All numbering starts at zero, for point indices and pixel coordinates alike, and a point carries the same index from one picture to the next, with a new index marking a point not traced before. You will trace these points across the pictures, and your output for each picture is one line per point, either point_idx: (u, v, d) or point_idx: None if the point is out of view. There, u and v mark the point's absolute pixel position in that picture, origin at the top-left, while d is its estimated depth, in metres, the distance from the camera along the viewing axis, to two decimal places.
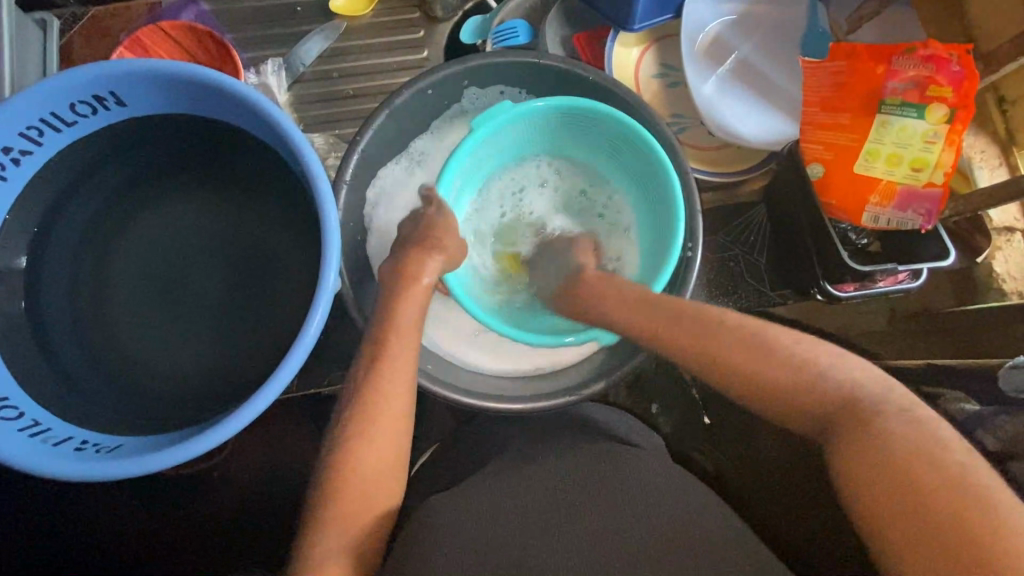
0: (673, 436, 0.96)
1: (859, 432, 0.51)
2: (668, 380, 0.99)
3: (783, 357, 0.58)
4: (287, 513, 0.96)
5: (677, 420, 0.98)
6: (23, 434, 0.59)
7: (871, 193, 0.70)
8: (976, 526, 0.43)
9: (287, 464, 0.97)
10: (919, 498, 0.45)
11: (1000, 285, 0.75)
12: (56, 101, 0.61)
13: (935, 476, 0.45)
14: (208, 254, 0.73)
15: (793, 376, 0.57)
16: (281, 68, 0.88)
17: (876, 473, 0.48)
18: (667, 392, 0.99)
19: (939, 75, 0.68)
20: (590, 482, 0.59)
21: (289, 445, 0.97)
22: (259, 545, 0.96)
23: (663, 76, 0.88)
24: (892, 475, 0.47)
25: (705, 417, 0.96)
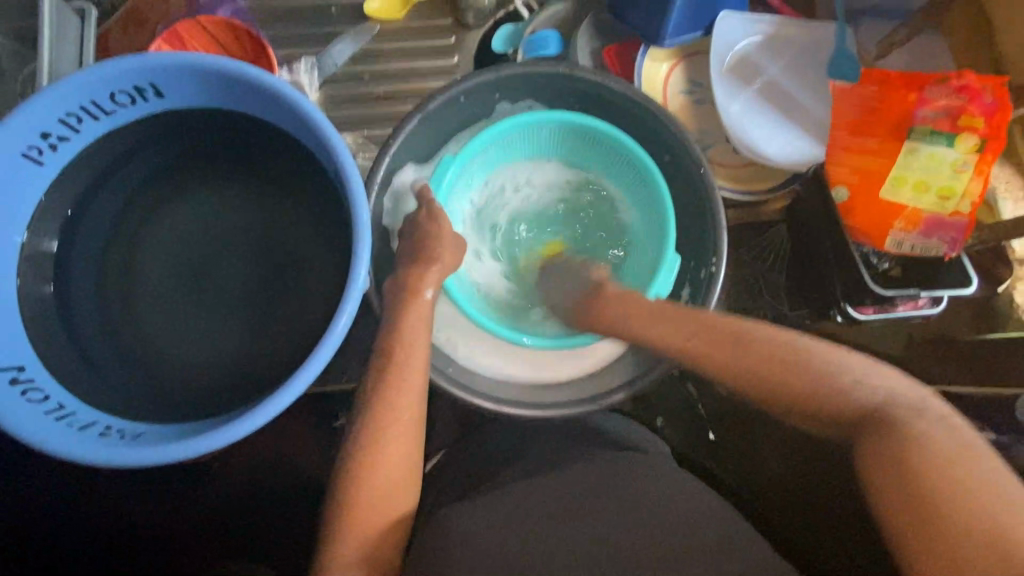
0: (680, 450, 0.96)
1: (883, 430, 0.53)
2: (673, 393, 0.99)
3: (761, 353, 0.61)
4: (296, 506, 0.97)
5: (685, 433, 0.98)
6: (49, 417, 0.59)
7: (896, 218, 0.71)
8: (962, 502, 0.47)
9: (298, 459, 0.98)
10: (924, 486, 0.49)
11: (1022, 314, 0.76)
12: (98, 89, 0.62)
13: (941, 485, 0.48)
14: (237, 246, 0.74)
15: (801, 378, 0.59)
16: (313, 67, 0.89)
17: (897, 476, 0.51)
18: (672, 405, 0.98)
19: (972, 105, 0.68)
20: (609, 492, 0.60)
21: (301, 439, 0.97)
22: (267, 537, 0.97)
23: (690, 92, 0.89)
24: (902, 467, 0.51)
25: (709, 433, 0.97)
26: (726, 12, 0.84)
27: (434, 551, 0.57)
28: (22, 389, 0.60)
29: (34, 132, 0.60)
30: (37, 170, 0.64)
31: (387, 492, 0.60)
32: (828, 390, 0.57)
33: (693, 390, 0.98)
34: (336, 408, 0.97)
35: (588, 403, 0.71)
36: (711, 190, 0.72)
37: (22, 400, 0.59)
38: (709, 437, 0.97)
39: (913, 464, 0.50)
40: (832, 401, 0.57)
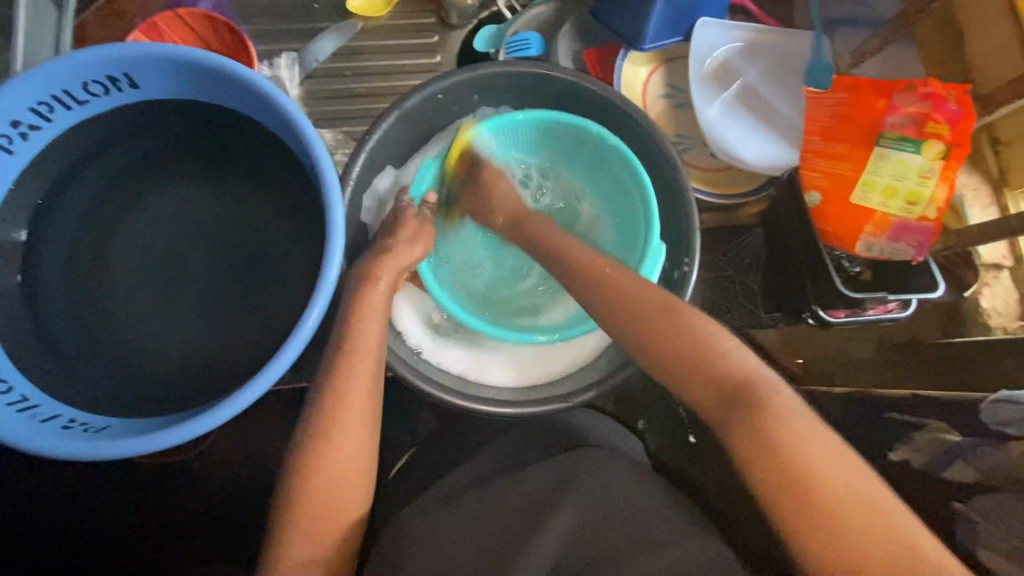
0: (658, 450, 0.96)
1: (764, 429, 0.52)
2: (654, 396, 1.00)
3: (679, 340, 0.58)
4: (270, 505, 0.96)
5: (661, 433, 0.99)
6: (11, 409, 0.58)
7: (865, 222, 0.72)
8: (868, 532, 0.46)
9: (273, 457, 0.97)
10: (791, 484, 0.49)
11: (986, 319, 0.78)
12: (69, 79, 0.61)
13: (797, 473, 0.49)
14: (210, 240, 0.73)
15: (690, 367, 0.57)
16: (294, 62, 0.89)
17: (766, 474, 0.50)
18: (653, 408, 1.00)
19: (937, 112, 0.70)
20: (578, 489, 0.60)
21: (277, 437, 0.97)
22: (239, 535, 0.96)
23: (669, 97, 0.90)
24: (793, 477, 0.49)
25: (689, 437, 0.97)
26: (705, 18, 0.85)
27: (400, 547, 0.57)
28: None
29: (2, 120, 0.60)
30: (6, 158, 0.63)
31: (355, 488, 0.60)
32: (739, 383, 0.54)
33: (673, 394, 1.00)
34: None
35: (560, 402, 0.71)
36: (685, 191, 0.73)
37: None
38: (688, 440, 0.97)
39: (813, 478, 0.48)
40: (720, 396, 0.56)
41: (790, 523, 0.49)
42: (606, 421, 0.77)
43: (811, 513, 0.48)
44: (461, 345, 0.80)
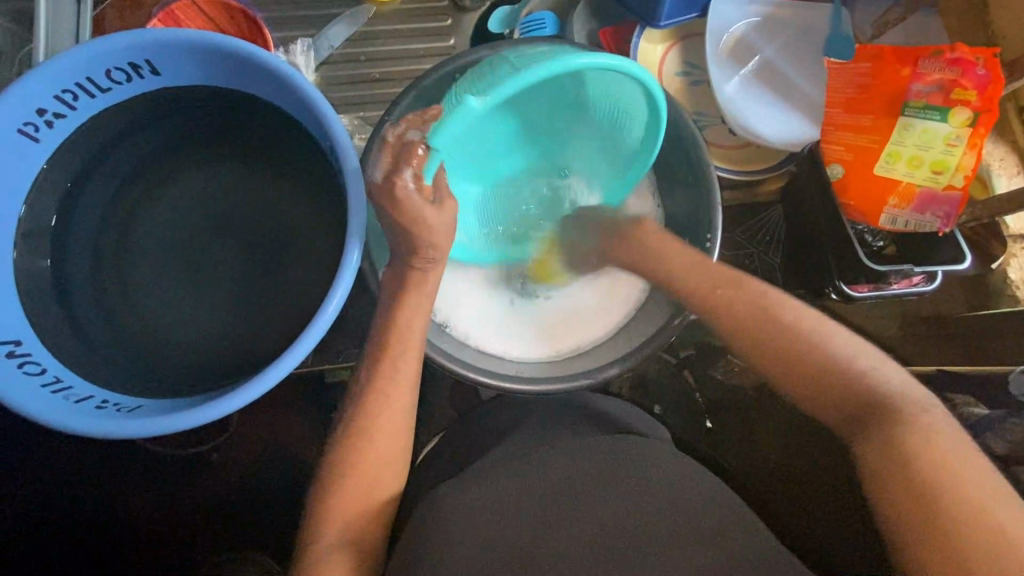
0: (679, 432, 0.97)
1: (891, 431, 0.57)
2: (670, 380, 1.01)
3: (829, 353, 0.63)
4: (296, 489, 0.98)
5: (682, 415, 0.99)
6: (46, 390, 0.60)
7: (889, 194, 0.71)
8: (957, 516, 0.50)
9: (299, 443, 0.99)
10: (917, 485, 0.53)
11: (1014, 292, 0.76)
12: (94, 66, 0.62)
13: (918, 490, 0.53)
14: (233, 225, 0.74)
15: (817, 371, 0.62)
16: (310, 48, 0.89)
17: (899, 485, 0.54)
18: (671, 393, 1.00)
19: (964, 78, 0.68)
20: (611, 473, 0.61)
21: (302, 422, 0.99)
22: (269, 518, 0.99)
23: (685, 74, 0.89)
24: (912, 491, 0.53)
25: (706, 421, 0.98)
26: None
27: (433, 523, 0.58)
28: (19, 362, 0.60)
29: (29, 107, 0.60)
30: (34, 146, 0.64)
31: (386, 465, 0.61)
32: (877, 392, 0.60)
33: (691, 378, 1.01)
34: (334, 392, 0.97)
35: (586, 378, 0.70)
36: (705, 166, 0.72)
37: (18, 372, 0.59)
38: (706, 425, 0.98)
39: (909, 464, 0.54)
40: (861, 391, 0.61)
41: (905, 513, 0.53)
42: (627, 405, 0.80)
43: (928, 501, 0.52)
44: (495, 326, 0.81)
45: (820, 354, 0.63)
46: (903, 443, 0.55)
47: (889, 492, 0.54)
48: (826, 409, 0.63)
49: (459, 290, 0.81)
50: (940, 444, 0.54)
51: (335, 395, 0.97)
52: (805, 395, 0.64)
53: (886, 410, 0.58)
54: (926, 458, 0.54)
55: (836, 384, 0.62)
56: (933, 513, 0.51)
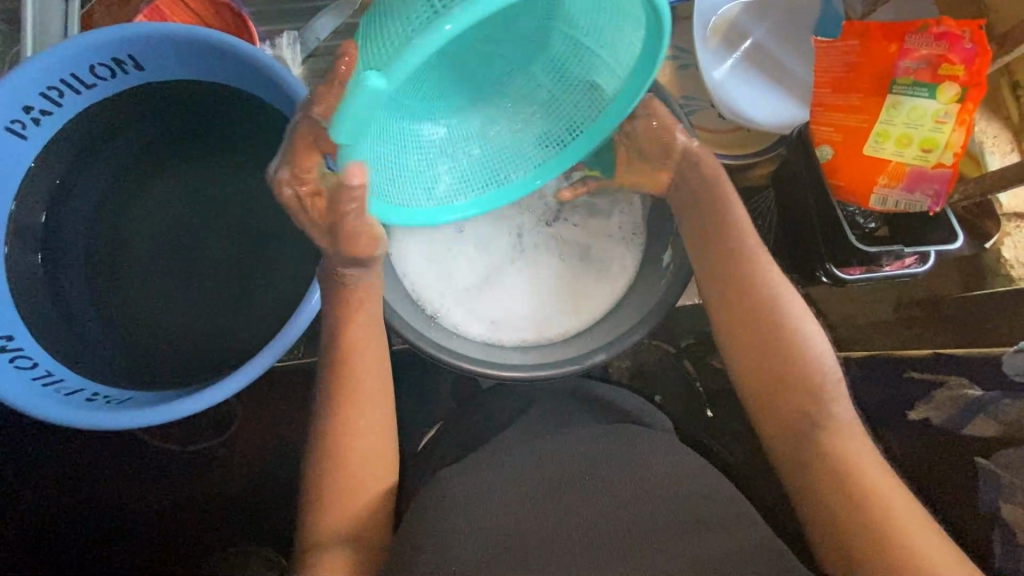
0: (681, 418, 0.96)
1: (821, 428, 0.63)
2: (673, 370, 1.01)
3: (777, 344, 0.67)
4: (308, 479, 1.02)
5: (687, 397, 0.99)
6: (36, 382, 0.60)
7: (879, 174, 0.70)
8: (888, 526, 0.57)
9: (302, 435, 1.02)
10: (850, 484, 0.60)
11: (1010, 271, 0.75)
12: (78, 62, 0.62)
13: (852, 488, 0.60)
14: (221, 216, 0.74)
15: (772, 351, 0.67)
16: (295, 41, 0.89)
17: (833, 486, 0.61)
18: (670, 385, 0.99)
19: (952, 53, 0.67)
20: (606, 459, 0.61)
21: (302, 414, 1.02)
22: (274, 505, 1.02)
23: (675, 58, 0.88)
24: (845, 484, 0.60)
25: (709, 411, 0.97)
26: None
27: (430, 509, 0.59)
28: (11, 356, 0.61)
29: (15, 105, 0.61)
30: (21, 143, 0.64)
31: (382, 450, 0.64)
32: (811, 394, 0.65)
33: (691, 367, 1.01)
34: None
35: (572, 364, 0.69)
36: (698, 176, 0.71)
37: (10, 366, 0.60)
38: (709, 414, 0.97)
39: (843, 462, 0.61)
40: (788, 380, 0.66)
41: (837, 500, 0.60)
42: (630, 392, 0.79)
43: (853, 498, 0.59)
44: (462, 298, 0.78)
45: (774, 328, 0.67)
46: (845, 456, 0.62)
47: (834, 494, 0.60)
48: (769, 398, 0.66)
49: (434, 254, 0.78)
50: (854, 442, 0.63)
51: None
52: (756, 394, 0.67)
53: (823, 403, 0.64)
54: (859, 466, 0.61)
55: (789, 380, 0.66)
56: (860, 505, 0.59)
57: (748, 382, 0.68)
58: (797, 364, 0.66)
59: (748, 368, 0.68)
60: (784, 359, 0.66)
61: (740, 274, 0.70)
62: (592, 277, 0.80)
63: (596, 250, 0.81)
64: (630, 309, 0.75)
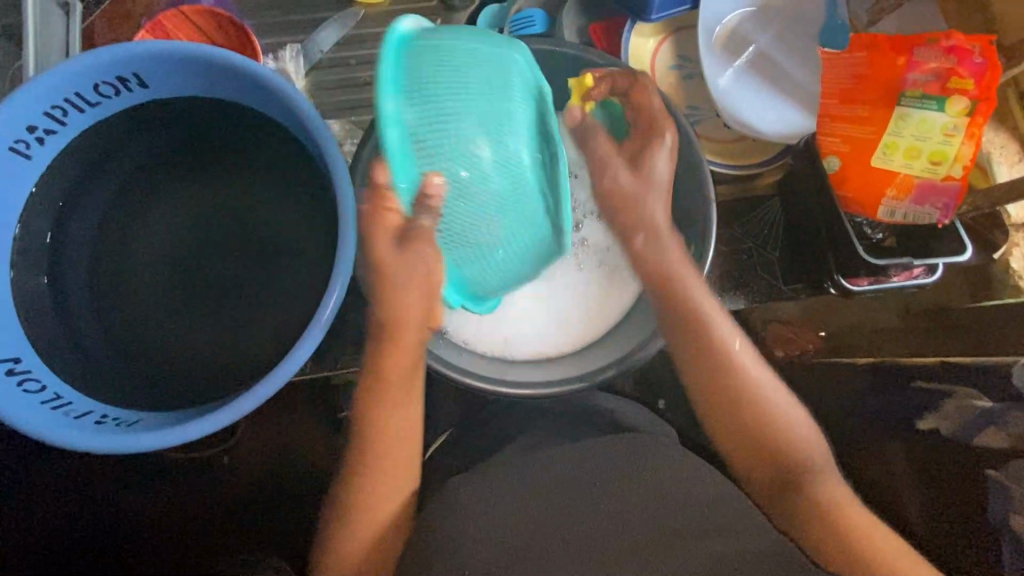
0: (687, 426, 0.97)
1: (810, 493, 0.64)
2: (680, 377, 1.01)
3: (749, 410, 0.67)
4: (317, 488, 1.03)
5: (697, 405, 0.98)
6: (46, 406, 0.60)
7: (887, 186, 0.69)
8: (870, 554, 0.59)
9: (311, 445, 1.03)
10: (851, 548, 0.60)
11: (1017, 282, 0.75)
12: (82, 81, 0.61)
13: (857, 549, 0.60)
14: (227, 232, 0.74)
15: (748, 420, 0.67)
16: (299, 54, 0.89)
17: (839, 551, 0.60)
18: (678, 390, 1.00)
19: (961, 67, 0.66)
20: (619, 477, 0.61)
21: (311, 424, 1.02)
22: (285, 511, 1.03)
23: (679, 68, 0.87)
24: (849, 548, 0.60)
25: None
26: None
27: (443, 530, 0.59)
28: (19, 380, 0.61)
29: (19, 124, 0.60)
30: (26, 162, 0.64)
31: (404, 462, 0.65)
32: (794, 458, 0.66)
33: None
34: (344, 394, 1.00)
35: (578, 381, 0.70)
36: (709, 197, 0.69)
37: (19, 390, 0.59)
38: None
39: (838, 519, 0.62)
40: (769, 443, 0.67)
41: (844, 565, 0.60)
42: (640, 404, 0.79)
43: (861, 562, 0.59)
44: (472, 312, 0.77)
45: (740, 394, 0.67)
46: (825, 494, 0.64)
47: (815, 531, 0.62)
48: (754, 465, 0.67)
49: None
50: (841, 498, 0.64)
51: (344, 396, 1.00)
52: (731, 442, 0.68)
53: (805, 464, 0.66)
54: (856, 528, 0.61)
55: (767, 444, 0.67)
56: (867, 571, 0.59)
57: (722, 433, 0.69)
58: (771, 427, 0.67)
59: (728, 438, 0.68)
60: (757, 423, 0.67)
61: (699, 332, 0.69)
62: (600, 278, 0.81)
63: (605, 251, 0.81)
64: (636, 324, 0.76)
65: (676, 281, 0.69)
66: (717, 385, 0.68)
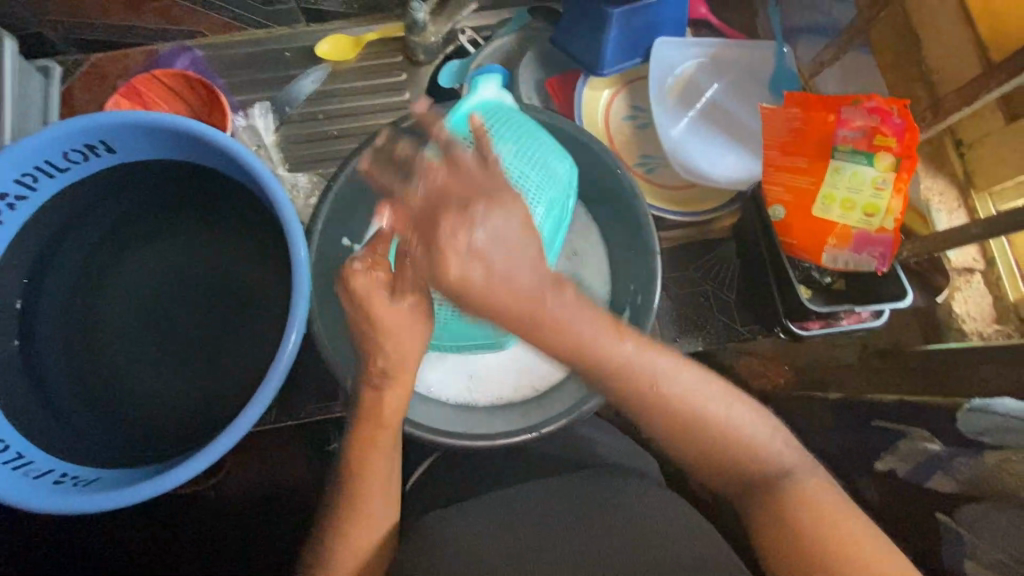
0: (665, 458, 0.98)
1: (780, 501, 0.53)
2: None
3: (713, 429, 0.56)
4: (297, 525, 1.03)
5: None
6: (6, 467, 0.61)
7: (827, 235, 0.71)
8: (837, 562, 0.50)
9: (290, 481, 1.04)
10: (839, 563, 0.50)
11: (960, 325, 0.77)
12: (49, 150, 0.64)
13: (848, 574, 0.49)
14: (196, 285, 0.77)
15: (711, 440, 0.56)
16: (268, 111, 0.93)
17: (818, 574, 0.50)
18: None
19: (884, 126, 0.69)
20: None
21: (290, 461, 1.03)
22: (259, 556, 1.04)
23: (633, 118, 0.91)
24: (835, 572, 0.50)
25: None
26: (663, 38, 0.86)
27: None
28: None
29: None
30: None
31: None
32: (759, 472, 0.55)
33: None
34: (320, 433, 1.01)
35: (526, 432, 0.70)
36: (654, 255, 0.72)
37: None
38: None
39: (829, 544, 0.50)
40: (734, 460, 0.56)
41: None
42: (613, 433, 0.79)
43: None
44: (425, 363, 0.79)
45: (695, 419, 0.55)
46: (793, 498, 0.53)
47: (743, 500, 0.56)
48: (720, 481, 0.58)
49: None
50: (819, 501, 0.53)
51: (320, 435, 1.01)
52: (674, 440, 0.56)
53: (771, 473, 0.55)
54: (849, 544, 0.50)
55: (742, 462, 0.56)
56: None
57: (646, 424, 0.57)
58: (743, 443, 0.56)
59: (687, 459, 0.58)
60: (733, 446, 0.56)
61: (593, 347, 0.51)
62: None
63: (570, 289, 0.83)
64: None
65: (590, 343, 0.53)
66: (675, 414, 0.55)
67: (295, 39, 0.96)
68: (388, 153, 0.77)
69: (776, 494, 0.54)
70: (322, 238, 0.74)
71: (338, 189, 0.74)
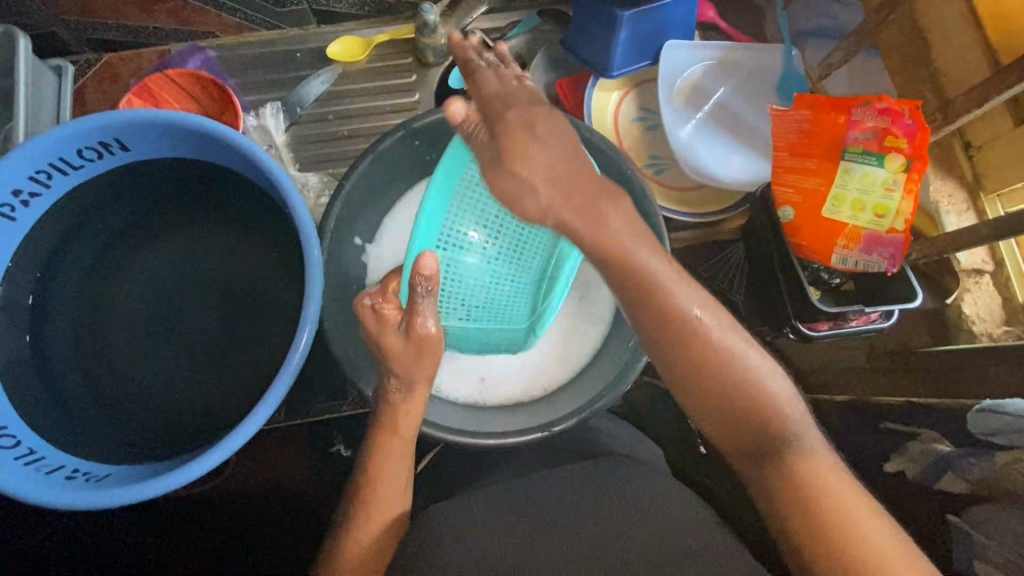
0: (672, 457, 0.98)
1: (790, 461, 0.55)
2: (665, 410, 1.01)
3: (736, 387, 0.56)
4: (304, 523, 1.04)
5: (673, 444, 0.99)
6: (19, 462, 0.61)
7: (838, 236, 0.72)
8: (837, 526, 0.52)
9: (296, 480, 1.04)
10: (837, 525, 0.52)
11: (970, 327, 0.77)
12: (64, 147, 0.64)
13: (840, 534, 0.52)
14: (207, 282, 0.77)
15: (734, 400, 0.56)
16: (279, 110, 0.93)
17: (814, 532, 0.53)
18: (664, 421, 1.01)
19: (894, 127, 0.70)
20: None
21: (297, 459, 1.03)
22: (265, 555, 1.03)
23: (642, 120, 0.91)
24: (835, 534, 0.52)
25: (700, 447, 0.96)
26: (673, 40, 0.87)
27: None
28: None
29: (5, 190, 0.63)
30: (10, 224, 0.66)
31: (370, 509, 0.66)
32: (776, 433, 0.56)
33: (683, 405, 1.00)
34: (327, 431, 1.02)
35: (538, 430, 0.70)
36: None
37: None
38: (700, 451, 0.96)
39: (826, 505, 0.53)
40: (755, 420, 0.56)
41: (816, 536, 0.52)
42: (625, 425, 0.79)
43: (845, 542, 0.51)
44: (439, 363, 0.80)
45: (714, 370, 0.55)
46: (801, 468, 0.55)
47: (754, 461, 0.57)
48: (729, 439, 0.58)
49: None
50: (824, 467, 0.55)
51: (327, 434, 1.01)
52: (699, 396, 0.56)
53: (790, 438, 0.56)
54: (846, 506, 0.53)
55: (759, 422, 0.56)
56: (843, 545, 0.51)
57: (672, 378, 0.57)
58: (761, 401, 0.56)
59: (706, 417, 0.58)
60: (754, 409, 0.56)
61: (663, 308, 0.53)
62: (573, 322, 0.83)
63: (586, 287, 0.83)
64: (598, 375, 0.76)
65: (635, 275, 0.55)
66: (697, 366, 0.55)
67: (307, 39, 0.97)
68: (401, 152, 0.78)
69: (788, 457, 0.55)
70: (335, 234, 0.74)
71: (352, 185, 0.74)
